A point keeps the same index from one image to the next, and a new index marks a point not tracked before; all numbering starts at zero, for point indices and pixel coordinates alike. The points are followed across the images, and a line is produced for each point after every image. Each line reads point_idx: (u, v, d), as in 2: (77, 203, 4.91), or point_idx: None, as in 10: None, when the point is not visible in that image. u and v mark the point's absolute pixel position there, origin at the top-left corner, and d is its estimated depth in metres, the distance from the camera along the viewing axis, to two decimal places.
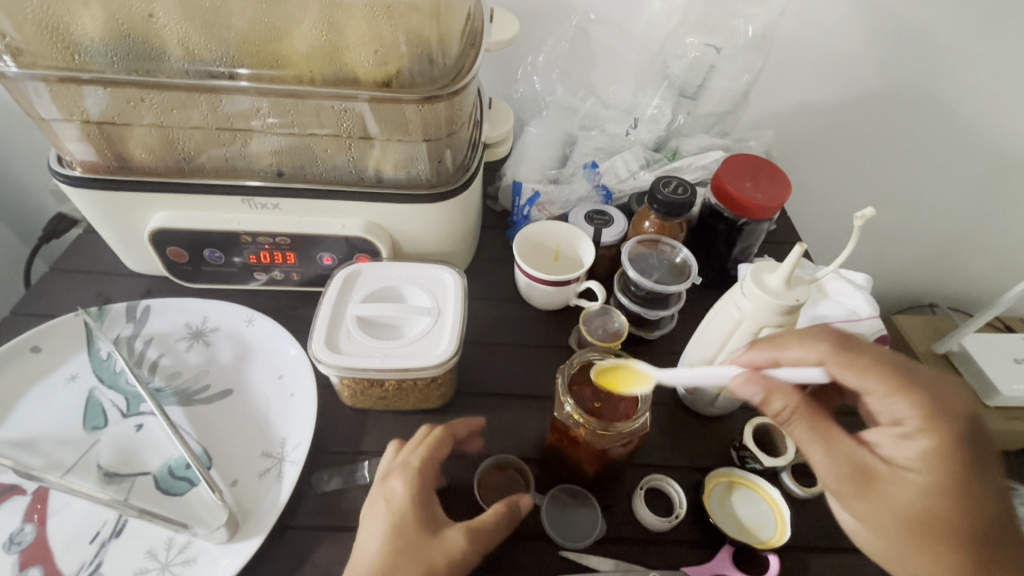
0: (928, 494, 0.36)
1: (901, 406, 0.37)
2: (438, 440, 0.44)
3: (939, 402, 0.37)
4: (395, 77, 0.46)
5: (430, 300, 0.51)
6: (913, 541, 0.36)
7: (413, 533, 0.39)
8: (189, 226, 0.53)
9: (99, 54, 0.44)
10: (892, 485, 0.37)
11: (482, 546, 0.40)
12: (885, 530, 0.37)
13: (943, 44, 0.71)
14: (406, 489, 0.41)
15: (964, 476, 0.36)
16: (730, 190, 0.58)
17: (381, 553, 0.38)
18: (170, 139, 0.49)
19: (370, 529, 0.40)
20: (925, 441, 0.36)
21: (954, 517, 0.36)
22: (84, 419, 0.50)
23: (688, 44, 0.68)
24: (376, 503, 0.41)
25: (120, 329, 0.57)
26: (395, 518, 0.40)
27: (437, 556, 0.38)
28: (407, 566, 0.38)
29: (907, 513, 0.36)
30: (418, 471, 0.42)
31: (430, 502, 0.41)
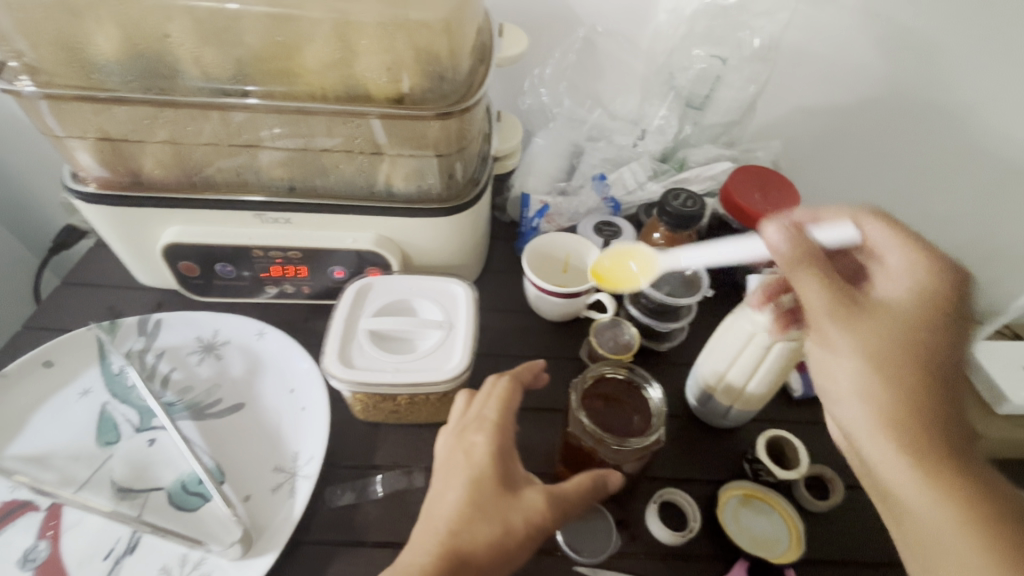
0: (915, 343, 0.34)
1: (904, 262, 0.37)
2: (511, 394, 0.43)
3: (942, 262, 0.37)
4: (408, 94, 0.46)
5: (442, 313, 0.51)
6: (903, 399, 0.33)
7: (491, 491, 0.38)
8: (201, 241, 0.53)
9: (115, 73, 0.45)
10: (881, 317, 0.35)
11: (561, 509, 0.39)
12: (876, 373, 0.34)
13: (950, 54, 0.71)
14: (488, 444, 0.40)
15: (949, 339, 0.35)
16: (739, 202, 0.58)
17: (459, 509, 0.37)
18: (183, 155, 0.50)
19: (449, 482, 0.39)
20: (920, 288, 0.36)
21: (933, 378, 0.34)
22: (97, 434, 0.50)
23: (695, 55, 0.69)
24: (455, 456, 0.40)
25: (132, 342, 0.57)
26: (475, 474, 0.39)
27: (517, 516, 0.38)
28: (488, 524, 0.37)
29: (904, 372, 0.34)
30: (497, 426, 0.41)
31: (509, 460, 0.40)
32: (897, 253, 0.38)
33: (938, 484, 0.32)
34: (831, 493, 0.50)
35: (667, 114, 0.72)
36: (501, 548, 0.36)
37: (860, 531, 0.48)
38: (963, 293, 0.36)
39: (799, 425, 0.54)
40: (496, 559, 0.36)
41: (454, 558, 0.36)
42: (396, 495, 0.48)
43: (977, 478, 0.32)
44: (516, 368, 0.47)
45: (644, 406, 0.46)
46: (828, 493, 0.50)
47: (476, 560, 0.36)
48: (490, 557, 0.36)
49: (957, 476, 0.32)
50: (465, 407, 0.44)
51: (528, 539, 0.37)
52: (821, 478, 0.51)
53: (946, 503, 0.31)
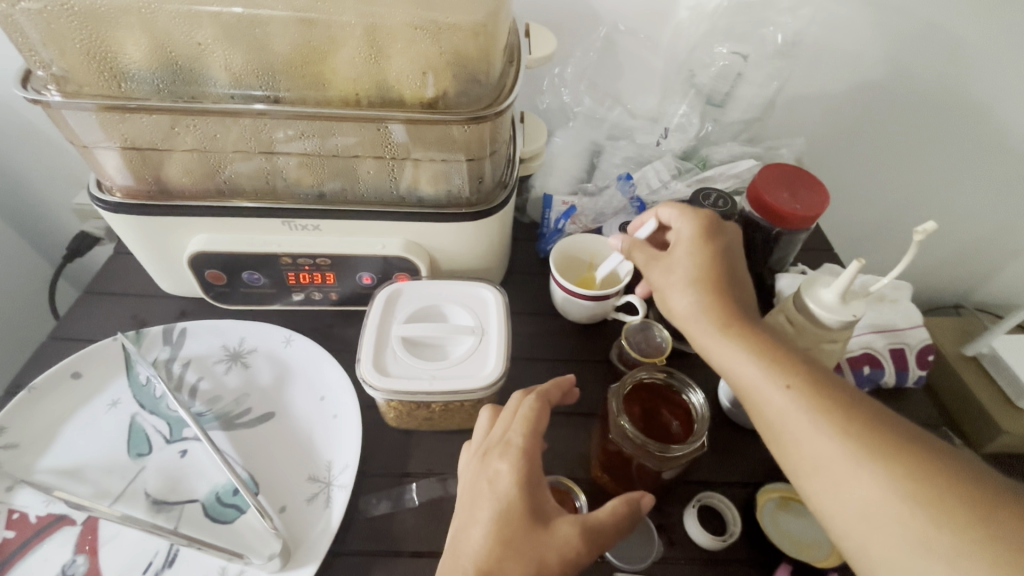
0: (697, 261, 0.43)
1: (675, 219, 0.47)
2: (535, 417, 0.42)
3: (703, 213, 0.46)
4: (441, 99, 0.46)
5: (473, 319, 0.50)
6: (719, 310, 0.40)
7: (519, 522, 0.38)
8: (228, 249, 0.53)
9: (145, 80, 0.44)
10: (671, 251, 0.45)
11: (593, 540, 0.39)
12: (691, 294, 0.42)
13: (974, 47, 0.70)
14: (510, 473, 0.39)
15: (718, 266, 0.43)
16: (767, 200, 0.58)
17: (487, 542, 0.37)
18: (211, 162, 0.49)
19: (475, 513, 0.39)
20: (685, 224, 0.46)
21: (719, 298, 0.41)
22: (128, 445, 0.49)
23: (718, 52, 0.68)
24: (480, 486, 0.40)
25: (158, 352, 0.56)
26: (499, 505, 0.38)
27: (546, 549, 0.37)
28: (516, 558, 0.36)
29: (706, 286, 0.42)
30: (520, 454, 0.40)
31: (536, 488, 0.39)
32: (670, 209, 0.48)
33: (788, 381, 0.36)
34: None
35: (688, 112, 0.72)
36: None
37: None
38: (724, 224, 0.46)
39: None
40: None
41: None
42: (432, 503, 0.48)
43: (803, 364, 0.37)
44: (544, 386, 0.47)
45: (683, 410, 0.46)
46: None
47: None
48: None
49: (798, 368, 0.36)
50: (488, 429, 0.44)
51: (560, 572, 0.37)
52: None
53: (799, 396, 0.35)
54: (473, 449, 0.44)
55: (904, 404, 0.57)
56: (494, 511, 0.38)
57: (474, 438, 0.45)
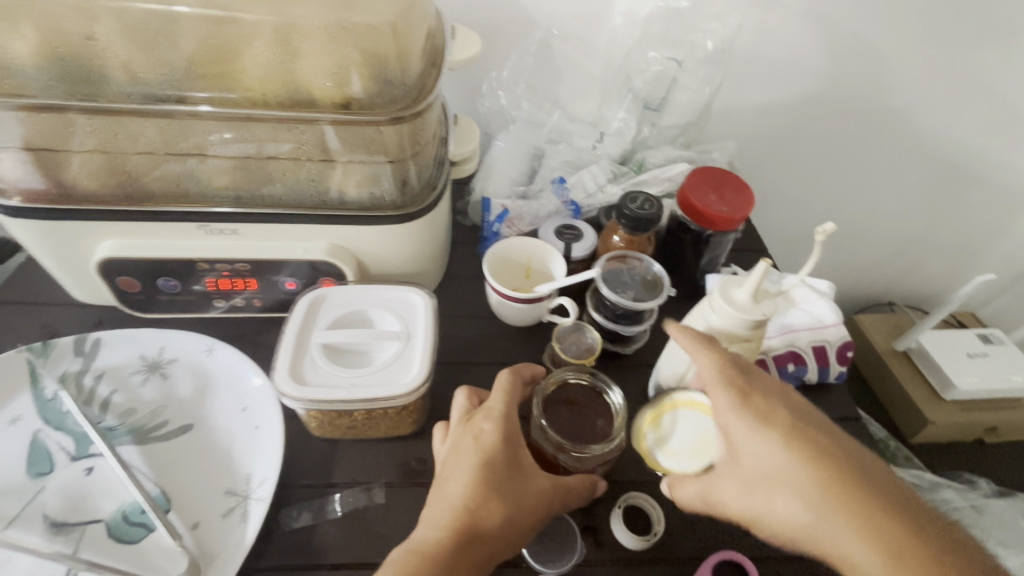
0: (803, 467, 0.37)
1: (738, 435, 0.39)
2: (515, 385, 0.43)
3: (780, 421, 0.39)
4: (354, 99, 0.45)
5: (399, 324, 0.49)
6: (857, 516, 0.35)
7: (501, 473, 0.39)
8: (140, 255, 0.50)
9: (35, 78, 0.42)
10: (751, 466, 0.39)
11: (564, 496, 0.41)
12: (839, 501, 0.36)
13: (890, 55, 0.74)
14: (498, 429, 0.40)
15: (791, 474, 0.37)
16: (695, 203, 0.59)
17: (470, 490, 0.38)
18: (116, 164, 0.47)
19: (457, 464, 0.40)
20: (754, 421, 0.39)
21: (802, 493, 0.36)
22: (27, 465, 0.46)
23: (651, 57, 0.69)
24: (464, 441, 0.41)
25: (67, 365, 0.53)
26: (484, 457, 0.39)
27: (524, 498, 0.39)
28: (497, 504, 0.38)
29: (830, 481, 0.36)
30: (505, 415, 0.41)
31: (517, 446, 0.41)
32: (726, 398, 0.40)
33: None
34: None
35: (625, 117, 0.72)
36: (510, 526, 0.38)
37: None
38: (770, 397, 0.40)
39: None
40: (504, 535, 0.38)
41: (465, 534, 0.37)
42: (356, 514, 0.46)
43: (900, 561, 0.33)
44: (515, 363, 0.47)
45: (607, 410, 0.46)
46: None
47: (485, 537, 0.37)
48: (498, 534, 0.38)
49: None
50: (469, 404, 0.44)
51: (535, 519, 0.39)
52: None
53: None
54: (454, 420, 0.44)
55: (825, 398, 0.59)
56: (478, 461, 0.39)
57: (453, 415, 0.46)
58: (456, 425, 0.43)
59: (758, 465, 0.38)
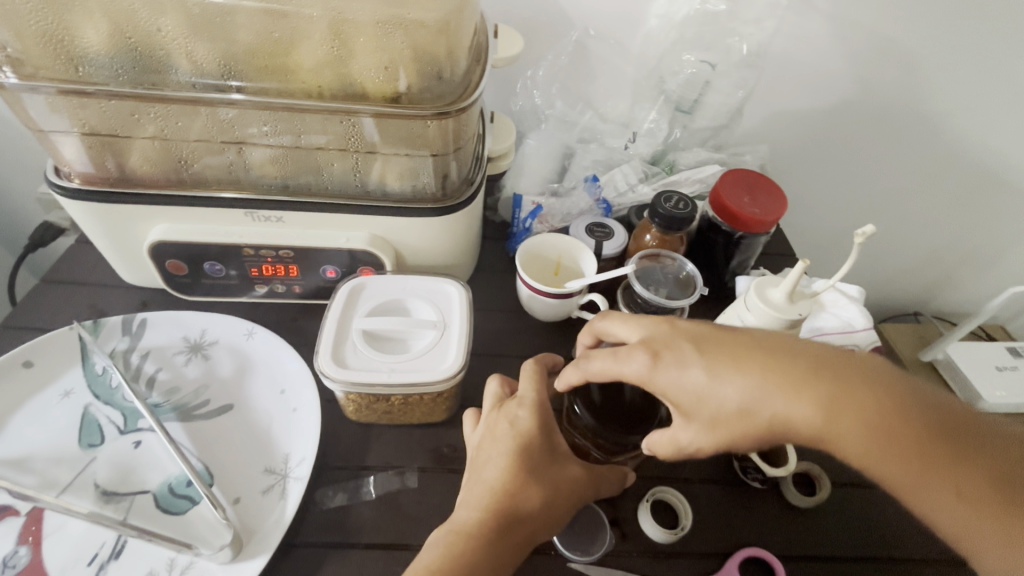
0: (749, 376, 0.34)
1: (666, 378, 0.36)
2: (543, 374, 0.45)
3: (696, 345, 0.36)
4: (404, 93, 0.46)
5: (436, 314, 0.51)
6: (814, 395, 0.33)
7: (537, 457, 0.40)
8: (191, 239, 0.52)
9: (104, 66, 0.44)
10: (699, 404, 0.35)
11: (597, 481, 0.43)
12: (799, 404, 0.33)
13: (927, 63, 0.73)
14: (533, 416, 0.42)
15: (742, 392, 0.34)
16: (728, 204, 0.59)
17: (510, 473, 0.39)
18: (173, 151, 0.49)
19: (494, 448, 0.41)
20: (673, 365, 0.36)
21: (762, 406, 0.34)
22: (80, 436, 0.48)
23: (686, 60, 0.69)
24: (499, 426, 0.42)
25: (116, 342, 0.55)
26: (521, 441, 0.41)
27: (561, 482, 0.40)
28: (536, 486, 0.39)
29: (777, 382, 0.34)
30: (539, 402, 0.43)
31: (552, 432, 0.42)
32: (638, 362, 0.37)
33: (943, 468, 0.33)
34: (818, 490, 0.51)
35: (657, 118, 0.74)
36: (548, 508, 0.39)
37: (849, 527, 0.49)
38: (666, 332, 0.38)
39: None
40: (544, 517, 0.39)
41: (505, 514, 0.38)
42: (390, 496, 0.48)
43: (861, 422, 0.33)
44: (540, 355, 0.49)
45: None
46: (814, 490, 0.51)
47: (525, 518, 0.39)
48: (537, 515, 0.39)
49: (921, 420, 0.33)
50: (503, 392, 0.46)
51: (571, 503, 0.41)
52: (808, 475, 0.52)
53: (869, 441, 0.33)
54: (485, 409, 0.46)
55: None
56: (515, 446, 0.40)
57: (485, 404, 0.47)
58: (488, 413, 0.45)
59: (700, 396, 0.35)
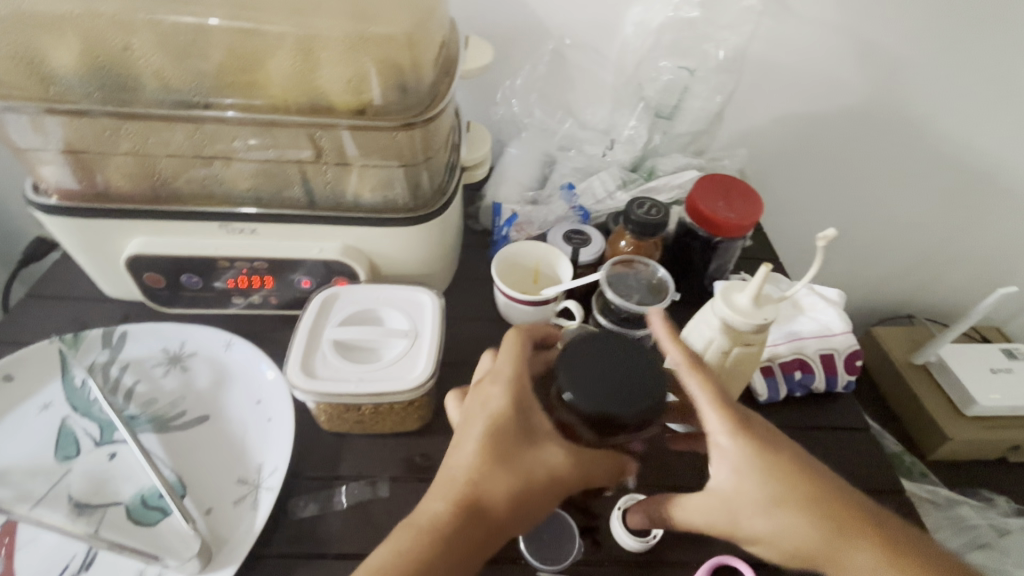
0: (777, 479, 0.38)
1: (724, 452, 0.39)
2: (524, 350, 0.43)
3: (757, 438, 0.39)
4: (370, 106, 0.47)
5: (408, 322, 0.51)
6: (819, 513, 0.37)
7: (508, 440, 0.39)
8: (167, 252, 0.53)
9: (76, 85, 0.44)
10: (732, 480, 0.38)
11: (583, 464, 0.39)
12: (807, 520, 0.37)
13: (906, 63, 0.73)
14: (504, 395, 0.41)
15: (765, 488, 0.38)
16: (703, 209, 0.59)
17: (476, 456, 0.39)
18: (148, 166, 0.50)
19: (467, 431, 0.40)
20: (738, 441, 0.38)
21: (775, 506, 0.38)
22: (56, 448, 0.49)
23: (662, 67, 0.70)
24: (473, 407, 0.41)
25: (95, 355, 0.56)
26: (490, 422, 0.40)
27: (534, 468, 0.39)
28: (504, 469, 0.38)
29: (795, 500, 0.38)
30: (512, 380, 0.41)
31: (528, 412, 0.40)
32: (721, 433, 0.39)
33: None
34: None
35: (637, 125, 0.73)
36: (520, 493, 0.38)
37: None
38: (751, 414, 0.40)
39: None
40: (512, 501, 0.38)
41: (471, 501, 0.38)
42: (362, 506, 0.48)
43: (846, 544, 0.37)
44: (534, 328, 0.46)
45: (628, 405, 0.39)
46: None
47: (493, 503, 0.38)
48: (504, 500, 0.38)
49: (903, 555, 0.37)
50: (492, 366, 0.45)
51: (548, 490, 0.38)
52: None
53: (847, 559, 0.37)
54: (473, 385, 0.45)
55: (833, 406, 0.59)
56: (485, 428, 0.40)
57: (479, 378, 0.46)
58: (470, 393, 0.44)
59: (741, 478, 0.38)
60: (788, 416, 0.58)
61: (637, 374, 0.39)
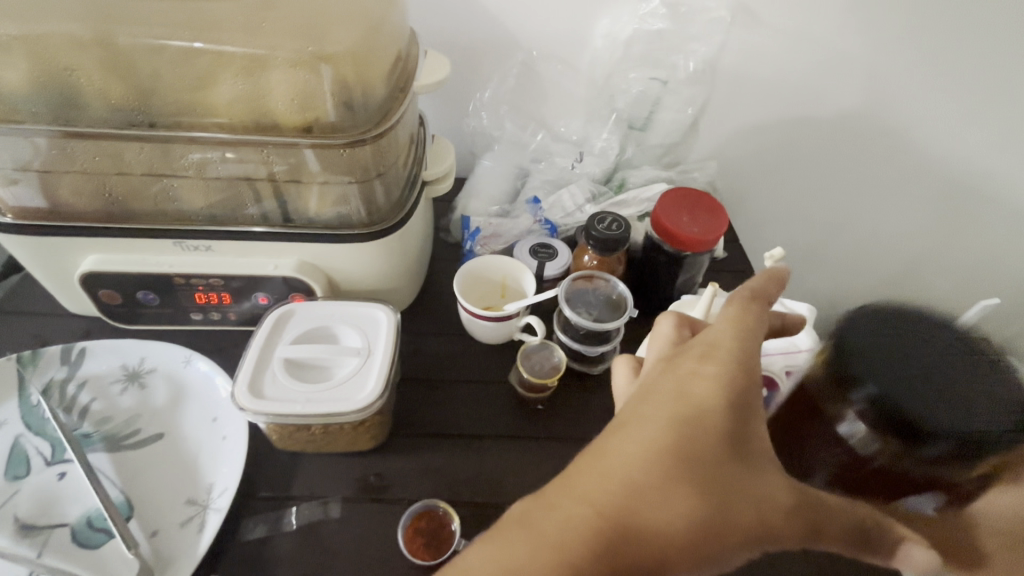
0: None
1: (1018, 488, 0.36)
2: (755, 325, 0.34)
3: None
4: (317, 123, 0.46)
5: (362, 340, 0.50)
6: None
7: (708, 448, 0.30)
8: (121, 269, 0.53)
9: (25, 104, 0.44)
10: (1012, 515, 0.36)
11: (805, 512, 0.31)
12: None
13: (879, 74, 0.73)
14: (718, 389, 0.31)
15: None
16: (667, 225, 0.58)
17: (660, 458, 0.30)
18: (100, 183, 0.50)
19: (651, 415, 0.32)
20: None
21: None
22: (5, 467, 0.49)
23: (632, 78, 0.70)
24: (663, 387, 0.33)
25: (53, 372, 0.55)
26: (688, 420, 0.31)
27: (732, 497, 0.30)
28: (688, 491, 0.29)
29: None
30: (733, 367, 0.32)
31: (745, 417, 0.31)
32: None
33: None
34: None
35: (609, 138, 0.73)
36: (698, 529, 0.29)
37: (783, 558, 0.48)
38: None
39: None
40: (692, 532, 0.29)
41: (629, 511, 0.28)
42: (311, 528, 0.47)
43: None
44: (765, 288, 0.36)
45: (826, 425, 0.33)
46: None
47: (658, 529, 0.28)
48: (681, 528, 0.29)
49: None
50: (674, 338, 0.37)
51: (752, 529, 0.30)
52: None
53: None
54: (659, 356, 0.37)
55: None
56: (675, 427, 0.31)
57: (659, 347, 0.38)
58: (661, 365, 0.35)
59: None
60: None
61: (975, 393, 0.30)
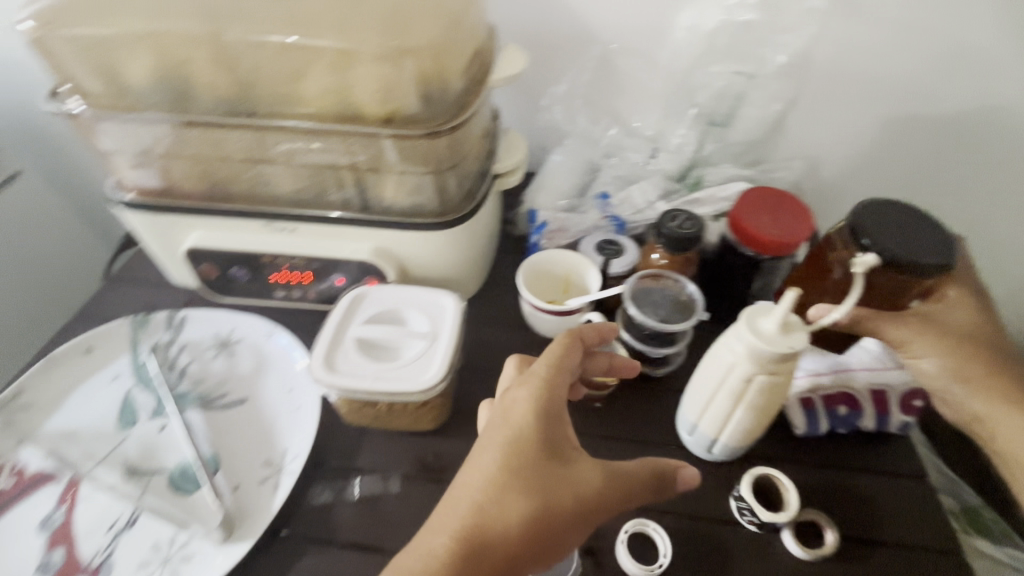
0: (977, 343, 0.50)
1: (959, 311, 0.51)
2: (567, 350, 0.42)
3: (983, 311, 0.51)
4: (398, 115, 0.48)
5: (428, 325, 0.52)
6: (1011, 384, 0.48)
7: (531, 455, 0.37)
8: (218, 246, 0.57)
9: (148, 94, 0.50)
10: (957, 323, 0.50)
11: (613, 490, 0.38)
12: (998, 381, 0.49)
13: (1004, 67, 0.65)
14: (532, 408, 0.38)
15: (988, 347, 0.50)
16: (745, 225, 0.56)
17: (496, 474, 0.36)
18: (205, 167, 0.55)
19: (487, 441, 0.38)
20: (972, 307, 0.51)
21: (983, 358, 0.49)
22: (118, 416, 0.55)
23: (715, 72, 0.67)
24: (495, 416, 0.39)
25: (159, 335, 0.62)
26: (511, 442, 0.37)
27: (558, 491, 0.36)
28: (523, 493, 0.36)
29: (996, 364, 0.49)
30: (545, 385, 0.39)
31: (559, 424, 0.39)
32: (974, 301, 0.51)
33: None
34: (826, 542, 0.47)
35: (685, 134, 0.70)
36: (534, 526, 0.35)
37: None
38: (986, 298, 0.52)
39: (795, 468, 0.52)
40: (532, 529, 0.35)
41: (478, 529, 0.34)
42: (372, 499, 0.50)
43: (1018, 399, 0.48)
44: (578, 329, 0.45)
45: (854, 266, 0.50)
46: (822, 542, 0.47)
47: (503, 536, 0.34)
48: (524, 528, 0.35)
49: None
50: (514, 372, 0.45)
51: (579, 514, 0.36)
52: (816, 524, 0.48)
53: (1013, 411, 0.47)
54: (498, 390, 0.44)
55: (881, 447, 0.54)
56: (507, 445, 0.37)
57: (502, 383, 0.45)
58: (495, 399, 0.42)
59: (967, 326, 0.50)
60: (829, 453, 0.53)
61: (921, 232, 0.46)
